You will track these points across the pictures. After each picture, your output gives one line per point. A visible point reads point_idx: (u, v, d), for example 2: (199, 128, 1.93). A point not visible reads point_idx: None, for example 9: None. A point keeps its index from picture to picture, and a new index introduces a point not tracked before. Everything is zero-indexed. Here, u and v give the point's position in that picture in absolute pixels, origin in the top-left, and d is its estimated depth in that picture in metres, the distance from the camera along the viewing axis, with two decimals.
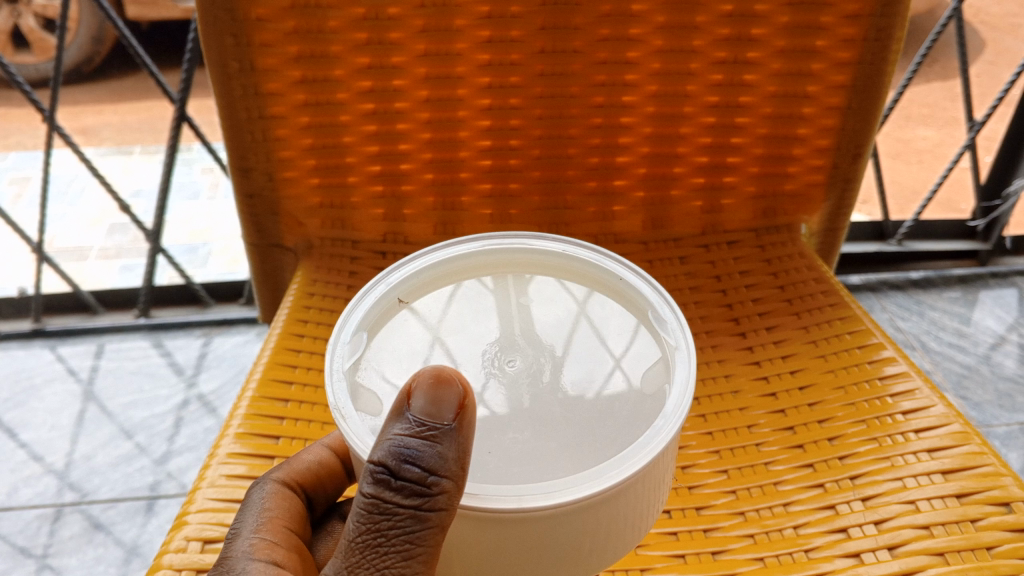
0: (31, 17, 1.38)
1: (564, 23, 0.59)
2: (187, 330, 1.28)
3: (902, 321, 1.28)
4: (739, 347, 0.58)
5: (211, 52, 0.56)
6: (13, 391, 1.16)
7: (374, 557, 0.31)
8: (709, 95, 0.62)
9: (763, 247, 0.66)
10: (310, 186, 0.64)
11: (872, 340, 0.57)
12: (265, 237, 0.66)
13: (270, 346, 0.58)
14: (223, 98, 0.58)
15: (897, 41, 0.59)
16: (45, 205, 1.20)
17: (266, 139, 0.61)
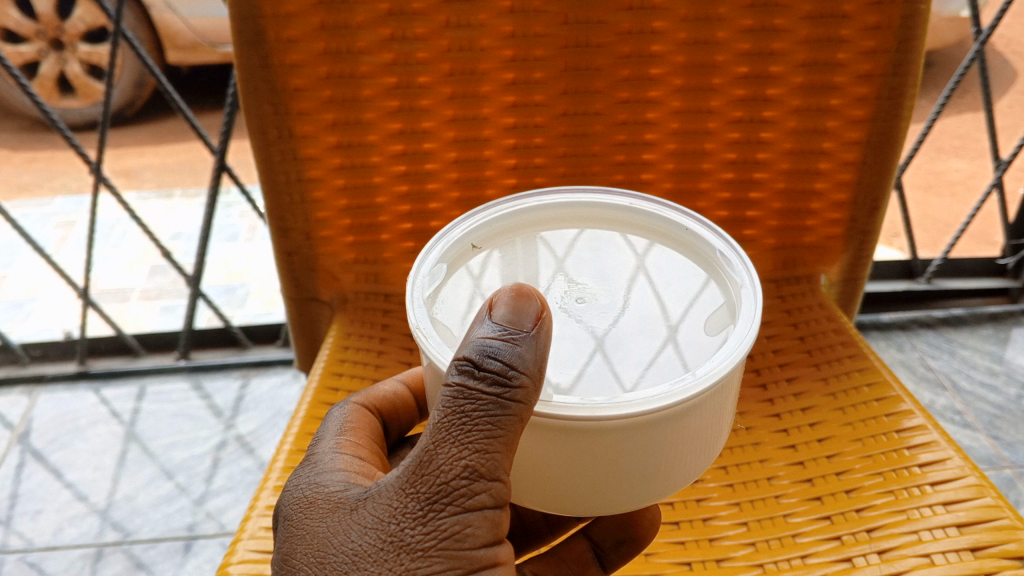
0: (76, 62, 1.43)
1: (585, 87, 0.61)
2: (225, 372, 1.31)
3: (933, 359, 1.28)
4: (759, 399, 0.60)
5: (252, 122, 0.59)
6: (59, 432, 1.20)
7: (458, 435, 0.33)
8: (727, 152, 0.65)
9: (783, 298, 0.69)
10: (345, 243, 0.67)
11: (891, 393, 0.59)
12: (302, 292, 0.69)
13: (306, 400, 0.60)
14: (264, 162, 0.61)
15: (910, 98, 0.61)
16: (90, 251, 1.24)
17: (304, 201, 0.64)
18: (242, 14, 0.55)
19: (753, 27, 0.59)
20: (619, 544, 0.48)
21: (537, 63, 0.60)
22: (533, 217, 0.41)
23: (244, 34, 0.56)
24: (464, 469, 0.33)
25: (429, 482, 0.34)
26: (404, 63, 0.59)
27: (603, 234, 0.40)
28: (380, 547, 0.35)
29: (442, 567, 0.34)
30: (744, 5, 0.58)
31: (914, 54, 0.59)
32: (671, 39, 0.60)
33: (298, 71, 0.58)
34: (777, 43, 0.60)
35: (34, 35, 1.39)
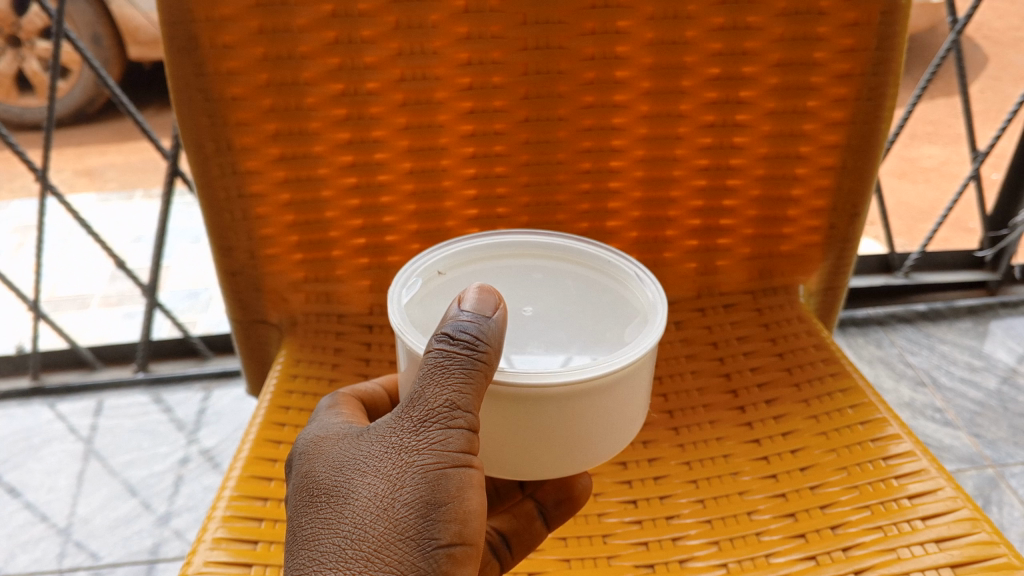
0: (35, 60, 1.24)
1: (548, 91, 0.58)
2: (185, 384, 1.27)
3: (912, 355, 1.26)
4: (736, 422, 0.58)
5: (186, 134, 0.55)
6: (12, 451, 1.15)
7: (438, 377, 0.34)
8: (699, 159, 0.61)
9: (760, 311, 0.66)
10: (295, 261, 0.63)
11: (875, 416, 0.57)
12: (248, 314, 0.64)
13: (251, 436, 0.55)
14: (201, 178, 0.56)
15: (891, 101, 0.57)
16: (40, 257, 1.18)
17: (245, 218, 0.59)
18: (169, 10, 0.50)
19: (725, 25, 0.56)
20: (559, 503, 0.48)
21: (495, 67, 0.56)
22: (491, 249, 0.45)
23: (176, 40, 0.51)
24: (447, 393, 0.34)
25: (422, 398, 0.35)
26: (351, 67, 0.55)
27: (545, 263, 0.45)
28: (384, 449, 0.36)
29: (433, 462, 0.35)
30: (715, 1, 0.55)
31: (894, 56, 0.56)
32: (638, 40, 0.56)
33: (235, 79, 0.54)
34: (751, 42, 0.56)
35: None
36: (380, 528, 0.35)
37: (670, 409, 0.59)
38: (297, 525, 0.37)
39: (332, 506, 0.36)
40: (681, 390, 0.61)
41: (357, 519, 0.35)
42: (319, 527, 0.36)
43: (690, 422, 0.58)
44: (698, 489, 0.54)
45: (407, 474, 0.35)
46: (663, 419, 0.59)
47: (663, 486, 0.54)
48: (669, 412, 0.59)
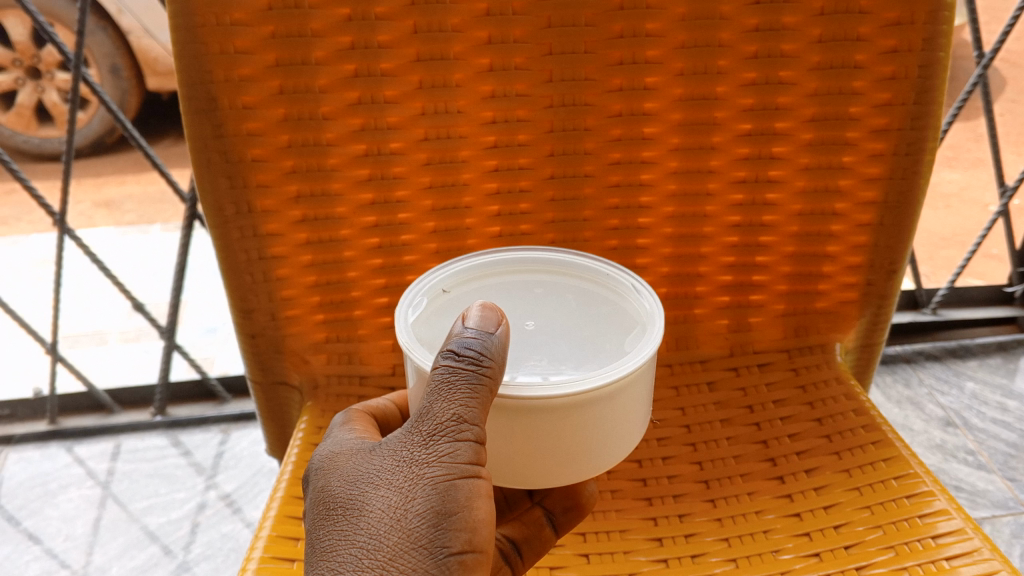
0: (55, 92, 1.36)
1: (574, 125, 0.57)
2: (204, 427, 1.24)
3: (941, 396, 1.21)
4: (775, 494, 0.55)
5: (201, 174, 0.53)
6: (29, 497, 1.12)
7: (445, 393, 0.35)
8: (733, 194, 0.60)
9: (796, 371, 0.64)
10: (311, 303, 0.61)
11: (920, 489, 0.53)
12: (269, 375, 0.63)
13: (272, 509, 0.53)
14: (216, 220, 0.55)
15: (934, 131, 0.55)
16: (59, 294, 1.17)
17: (262, 259, 0.57)
18: (183, 44, 0.49)
19: (757, 54, 0.55)
20: (567, 510, 0.49)
21: (518, 100, 0.56)
22: (494, 266, 0.44)
23: (188, 75, 0.50)
24: (453, 409, 0.35)
25: (430, 412, 0.36)
26: (371, 101, 0.54)
27: (547, 278, 0.44)
28: (397, 462, 0.37)
29: (442, 474, 0.36)
30: (747, 30, 0.54)
31: (936, 82, 0.53)
32: (668, 70, 0.55)
33: (251, 114, 0.52)
34: (785, 71, 0.55)
35: (10, 65, 1.33)
36: (395, 538, 0.36)
37: (707, 479, 0.57)
38: (315, 537, 0.38)
39: (349, 519, 0.38)
40: (716, 458, 0.58)
41: (372, 530, 0.36)
42: (337, 538, 0.37)
43: (729, 494, 0.56)
44: (737, 569, 0.51)
45: (419, 487, 0.36)
46: (700, 490, 0.56)
47: (701, 565, 0.51)
48: (706, 481, 0.57)
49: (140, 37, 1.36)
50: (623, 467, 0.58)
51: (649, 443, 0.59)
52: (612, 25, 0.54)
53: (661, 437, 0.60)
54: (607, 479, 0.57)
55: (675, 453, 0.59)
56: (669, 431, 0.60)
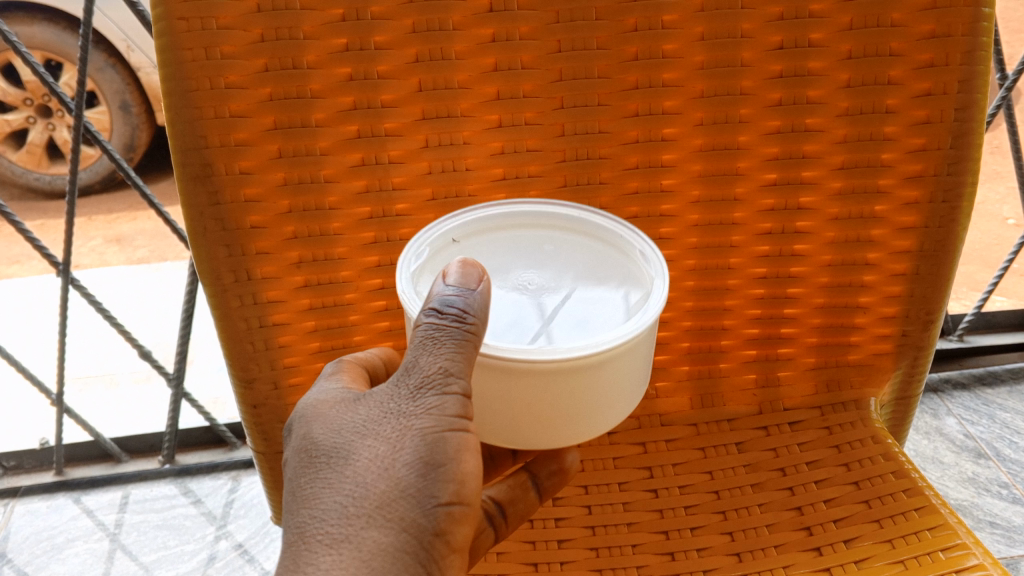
0: (65, 129, 1.51)
1: (588, 179, 0.55)
2: (213, 475, 1.21)
3: (972, 425, 1.16)
4: (813, 567, 0.52)
5: (204, 268, 0.52)
6: (36, 552, 1.09)
7: (431, 347, 0.35)
8: (758, 245, 0.57)
9: (830, 430, 0.60)
10: (316, 370, 0.58)
11: (968, 562, 0.50)
12: (272, 445, 0.60)
13: None
14: (220, 310, 0.53)
15: (973, 172, 0.53)
16: (64, 339, 1.14)
17: (268, 348, 0.56)
18: (177, 109, 0.47)
19: (782, 100, 0.52)
20: (552, 474, 0.49)
21: (530, 155, 0.54)
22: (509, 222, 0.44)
23: (189, 168, 0.49)
24: (441, 361, 0.35)
25: (419, 365, 0.36)
26: (374, 163, 0.52)
27: (559, 241, 0.44)
28: (382, 412, 0.38)
29: (431, 425, 0.37)
30: (770, 76, 0.52)
31: (973, 123, 0.51)
32: (687, 120, 0.53)
33: (249, 179, 0.50)
34: (811, 118, 0.53)
35: (20, 103, 1.45)
36: (382, 487, 0.36)
37: (738, 551, 0.54)
38: (296, 485, 0.38)
39: (331, 468, 0.37)
40: (748, 528, 0.55)
41: (359, 479, 0.36)
42: (319, 486, 0.37)
43: (761, 566, 0.53)
44: None
45: (407, 436, 0.37)
46: (731, 563, 0.53)
47: None
48: (736, 554, 0.54)
49: (149, 72, 1.51)
50: (649, 537, 0.55)
51: (675, 512, 0.56)
52: (627, 77, 0.51)
53: (689, 505, 0.57)
54: (632, 551, 0.54)
55: (705, 521, 0.56)
56: (696, 497, 0.57)
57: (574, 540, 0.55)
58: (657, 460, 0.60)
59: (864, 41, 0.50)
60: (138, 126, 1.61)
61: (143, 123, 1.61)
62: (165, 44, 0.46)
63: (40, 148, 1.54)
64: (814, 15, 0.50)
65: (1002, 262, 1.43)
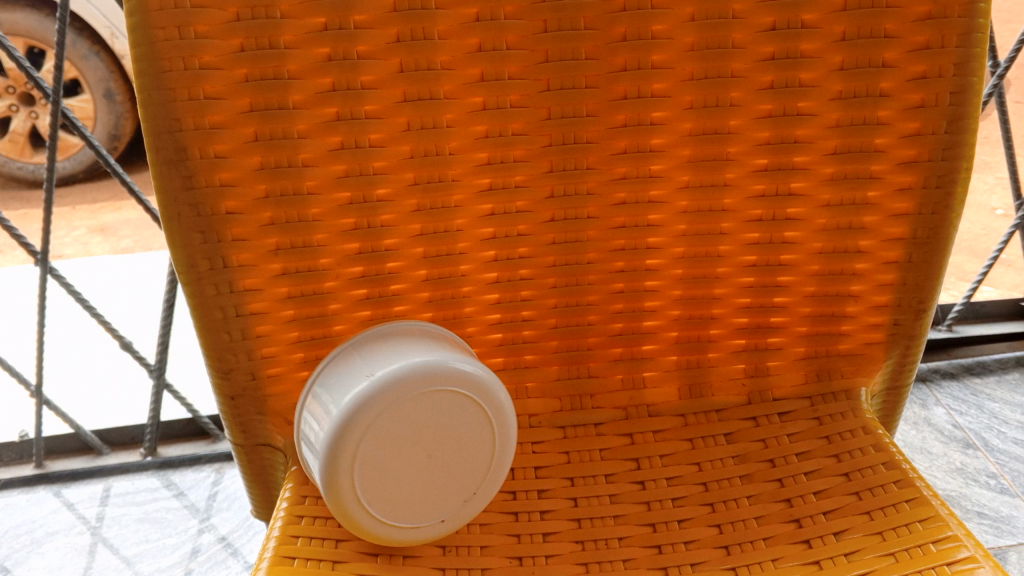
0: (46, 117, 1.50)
1: (575, 189, 0.51)
2: (196, 467, 1.20)
3: (960, 416, 1.16)
4: (792, 539, 0.50)
5: (177, 254, 0.47)
6: (14, 546, 1.07)
7: None
8: (745, 254, 0.54)
9: (820, 421, 0.57)
10: (299, 402, 0.54)
11: (946, 535, 0.48)
12: (251, 436, 0.54)
13: (268, 549, 0.47)
14: (195, 298, 0.48)
15: (967, 160, 0.49)
16: (43, 332, 1.13)
17: (252, 359, 0.51)
18: (148, 90, 0.43)
19: (773, 112, 0.49)
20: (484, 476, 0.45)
21: (517, 165, 0.50)
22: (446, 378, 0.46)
23: (162, 152, 0.44)
24: None
25: None
26: (359, 173, 0.48)
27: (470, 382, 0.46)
28: None
29: None
30: (760, 87, 0.49)
31: (969, 109, 0.48)
32: (674, 130, 0.50)
33: (224, 164, 0.45)
34: (801, 130, 0.50)
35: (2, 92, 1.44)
36: None
37: (727, 544, 0.50)
38: None
39: None
40: (730, 499, 0.52)
41: None
42: None
43: (742, 538, 0.50)
44: None
45: None
46: (712, 535, 0.50)
47: None
48: (716, 525, 0.51)
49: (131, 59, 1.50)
50: (631, 509, 0.52)
51: (657, 484, 0.54)
52: (616, 87, 0.48)
53: (670, 476, 0.54)
54: (614, 522, 0.52)
55: (686, 492, 0.53)
56: (678, 469, 0.55)
57: (555, 512, 0.53)
58: (644, 451, 0.56)
59: (855, 52, 0.47)
60: (123, 115, 1.55)
61: (129, 112, 1.56)
62: (140, 54, 0.42)
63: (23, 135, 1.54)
64: None
65: (989, 253, 1.44)
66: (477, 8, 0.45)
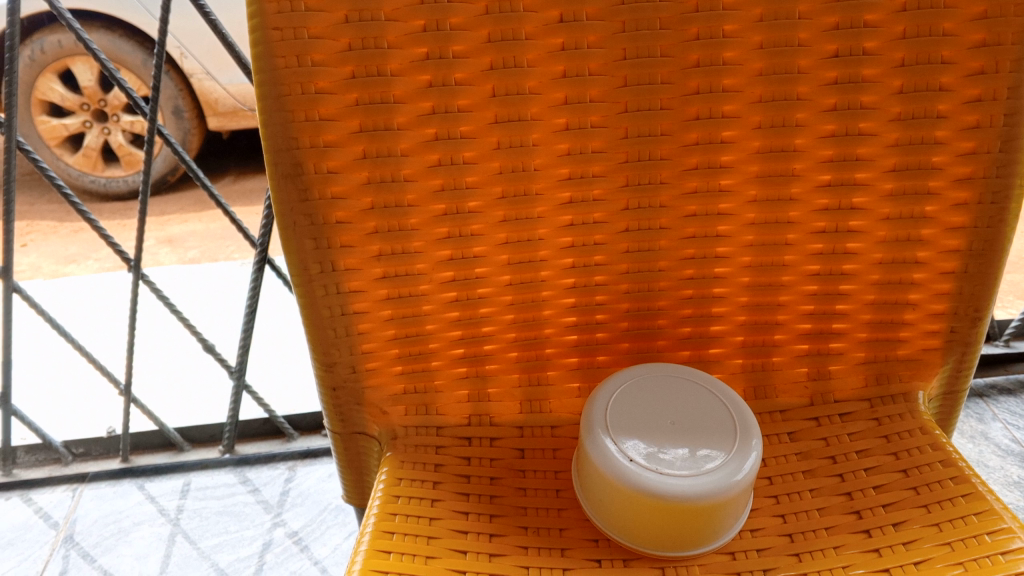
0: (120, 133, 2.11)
1: (648, 202, 0.55)
2: (271, 464, 1.26)
3: (1018, 430, 1.17)
4: (853, 529, 0.53)
5: (291, 257, 0.52)
6: (103, 535, 1.13)
7: None
8: (808, 264, 0.58)
9: (878, 421, 0.60)
10: (393, 394, 0.60)
11: (1001, 526, 0.51)
12: (348, 426, 0.60)
13: (368, 527, 0.52)
14: (305, 297, 0.54)
15: (1020, 178, 0.52)
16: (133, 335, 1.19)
17: (353, 353, 0.57)
18: (270, 111, 0.48)
19: (835, 132, 0.53)
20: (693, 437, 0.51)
21: (596, 180, 0.54)
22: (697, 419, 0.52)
23: (281, 166, 0.49)
24: None
25: None
26: (454, 188, 0.53)
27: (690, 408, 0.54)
28: None
29: None
30: (824, 109, 0.52)
31: (1022, 129, 0.51)
32: (743, 148, 0.54)
33: (336, 178, 0.50)
34: (862, 148, 0.53)
35: (77, 108, 2.06)
36: None
37: (790, 532, 0.53)
38: None
39: None
40: (793, 492, 0.56)
41: None
42: None
43: (804, 527, 0.53)
44: None
45: None
46: (777, 523, 0.54)
47: None
48: (780, 516, 0.54)
49: None
50: None
51: None
52: (688, 108, 0.52)
53: None
54: None
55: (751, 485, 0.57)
56: None
57: None
58: None
59: (914, 77, 0.51)
60: (189, 130, 2.16)
61: (194, 129, 2.16)
62: (263, 78, 0.47)
63: (96, 151, 2.19)
64: (869, 25, 0.50)
65: None
66: (563, 38, 0.50)
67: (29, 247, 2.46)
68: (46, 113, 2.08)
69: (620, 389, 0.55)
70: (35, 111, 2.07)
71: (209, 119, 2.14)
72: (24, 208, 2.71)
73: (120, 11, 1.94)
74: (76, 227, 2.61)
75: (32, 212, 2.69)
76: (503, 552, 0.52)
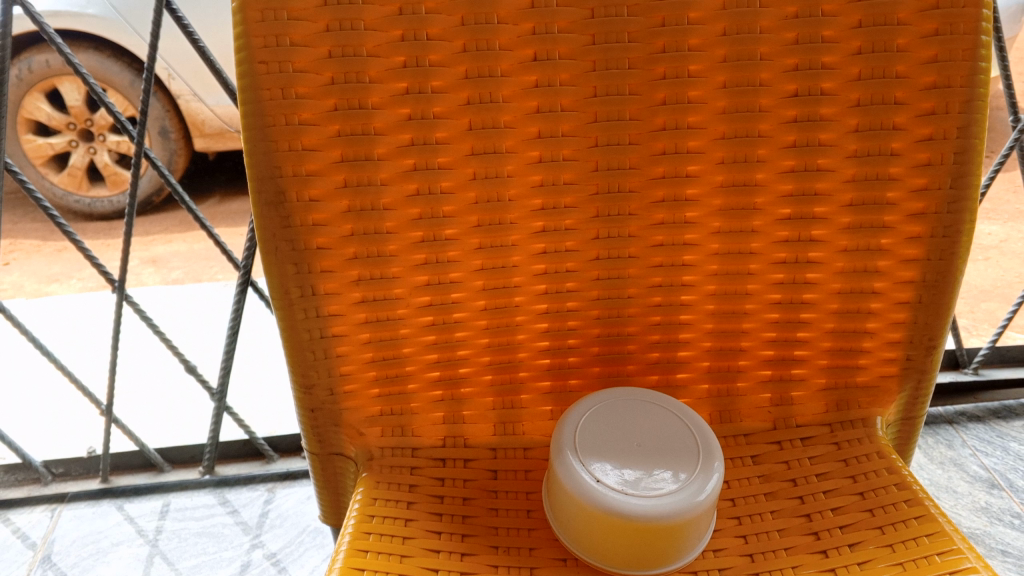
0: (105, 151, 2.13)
1: (618, 231, 0.57)
2: (251, 485, 1.27)
3: (986, 457, 1.19)
4: (810, 550, 0.54)
5: (272, 281, 0.54)
6: (81, 556, 1.13)
7: None
8: (771, 292, 0.60)
9: (838, 445, 0.62)
10: (369, 416, 0.61)
11: (952, 547, 0.53)
12: (325, 447, 0.62)
13: (343, 546, 0.54)
14: (286, 320, 0.55)
15: (971, 213, 0.55)
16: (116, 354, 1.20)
17: (331, 374, 0.58)
18: (255, 141, 0.50)
19: (795, 167, 0.55)
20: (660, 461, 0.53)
21: (568, 211, 0.56)
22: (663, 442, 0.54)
23: (265, 194, 0.51)
24: None
25: None
26: (430, 216, 0.55)
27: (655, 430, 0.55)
28: None
29: None
30: (784, 145, 0.55)
31: (971, 168, 0.54)
32: (707, 181, 0.56)
33: (318, 206, 0.52)
34: (821, 183, 0.56)
35: (64, 127, 2.08)
36: None
37: (751, 553, 0.55)
38: None
39: None
40: (755, 513, 0.58)
41: None
42: None
43: (765, 547, 0.55)
44: None
45: None
46: (738, 544, 0.55)
47: None
48: (742, 536, 0.56)
49: None
50: None
51: None
52: (656, 143, 0.55)
53: None
54: None
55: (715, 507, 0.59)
56: None
57: None
58: None
59: (869, 116, 0.53)
60: (176, 151, 2.19)
61: (181, 149, 2.19)
62: (249, 110, 0.50)
63: (80, 170, 2.20)
64: (827, 67, 0.52)
65: None
66: (537, 76, 0.52)
67: (11, 266, 2.46)
68: (31, 132, 2.08)
69: (592, 410, 0.57)
70: (19, 129, 2.06)
71: (195, 140, 2.19)
72: (7, 226, 2.72)
73: (109, 33, 1.96)
74: (60, 246, 2.61)
75: (16, 231, 2.69)
76: (472, 570, 0.53)
